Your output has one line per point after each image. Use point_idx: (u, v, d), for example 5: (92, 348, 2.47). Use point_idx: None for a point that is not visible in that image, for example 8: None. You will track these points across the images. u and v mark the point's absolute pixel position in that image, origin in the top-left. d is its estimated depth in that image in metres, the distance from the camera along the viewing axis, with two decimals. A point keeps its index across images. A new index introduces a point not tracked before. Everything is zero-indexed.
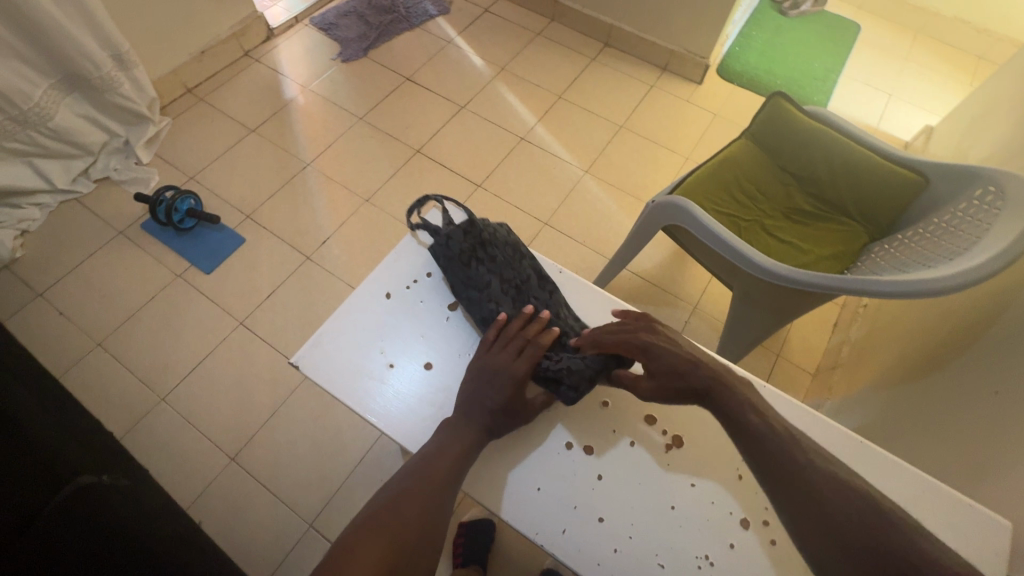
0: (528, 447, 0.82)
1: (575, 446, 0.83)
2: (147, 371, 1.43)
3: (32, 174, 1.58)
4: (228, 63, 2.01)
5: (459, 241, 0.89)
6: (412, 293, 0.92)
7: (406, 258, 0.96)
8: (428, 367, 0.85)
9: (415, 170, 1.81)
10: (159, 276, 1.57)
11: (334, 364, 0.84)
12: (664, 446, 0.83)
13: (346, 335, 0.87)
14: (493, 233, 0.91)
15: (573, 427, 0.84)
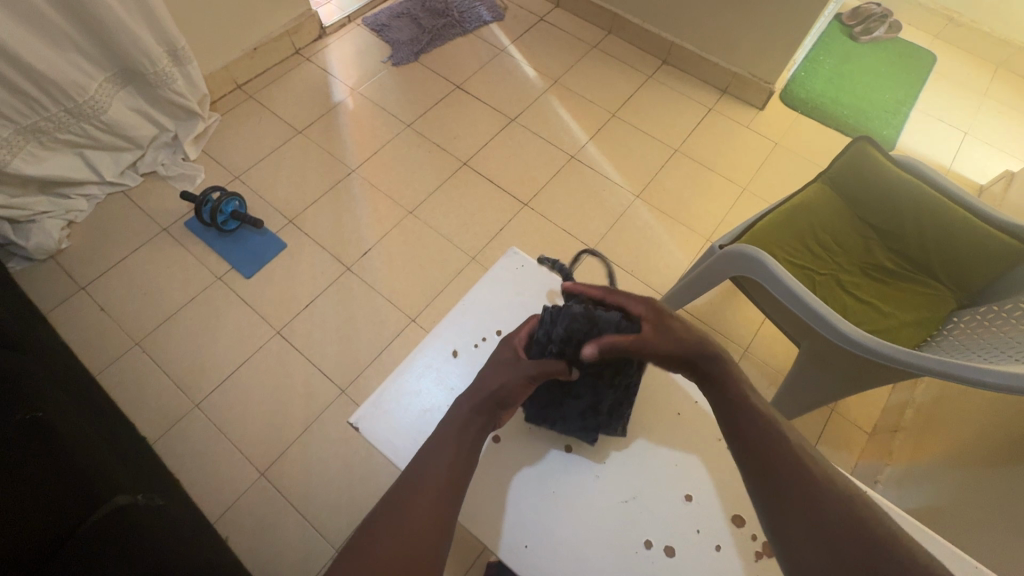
0: (601, 539, 0.79)
1: (655, 545, 0.79)
2: (183, 374, 1.41)
3: (83, 165, 1.58)
4: (279, 60, 1.99)
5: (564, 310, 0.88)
6: (480, 353, 0.93)
7: (473, 313, 0.96)
8: (496, 440, 0.85)
9: (461, 184, 1.76)
10: (199, 277, 1.56)
11: (398, 427, 0.85)
12: (754, 553, 0.79)
13: (409, 397, 0.88)
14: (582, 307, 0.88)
15: (653, 524, 0.80)
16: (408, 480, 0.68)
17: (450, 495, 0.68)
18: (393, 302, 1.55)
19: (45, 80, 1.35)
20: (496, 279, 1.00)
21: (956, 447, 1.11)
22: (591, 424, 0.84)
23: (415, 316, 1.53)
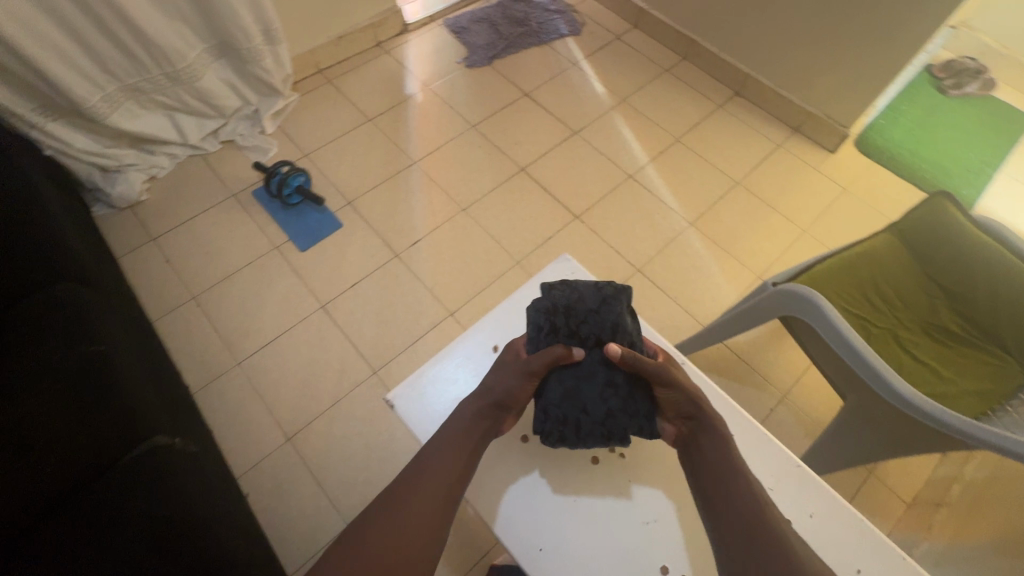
0: (612, 556, 0.78)
1: (670, 572, 0.77)
2: (230, 333, 1.49)
3: (170, 127, 1.69)
4: (360, 51, 2.08)
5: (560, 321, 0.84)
6: None
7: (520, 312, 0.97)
8: (524, 440, 0.85)
9: (515, 188, 1.78)
10: (257, 244, 1.64)
11: (432, 411, 0.86)
12: None
13: (446, 383, 0.90)
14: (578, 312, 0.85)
15: (672, 552, 0.78)
16: (393, 499, 0.69)
17: (440, 516, 0.68)
18: (434, 294, 1.59)
19: (151, 44, 1.46)
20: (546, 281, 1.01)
21: (1005, 535, 1.03)
22: (615, 427, 0.80)
23: (454, 310, 1.56)
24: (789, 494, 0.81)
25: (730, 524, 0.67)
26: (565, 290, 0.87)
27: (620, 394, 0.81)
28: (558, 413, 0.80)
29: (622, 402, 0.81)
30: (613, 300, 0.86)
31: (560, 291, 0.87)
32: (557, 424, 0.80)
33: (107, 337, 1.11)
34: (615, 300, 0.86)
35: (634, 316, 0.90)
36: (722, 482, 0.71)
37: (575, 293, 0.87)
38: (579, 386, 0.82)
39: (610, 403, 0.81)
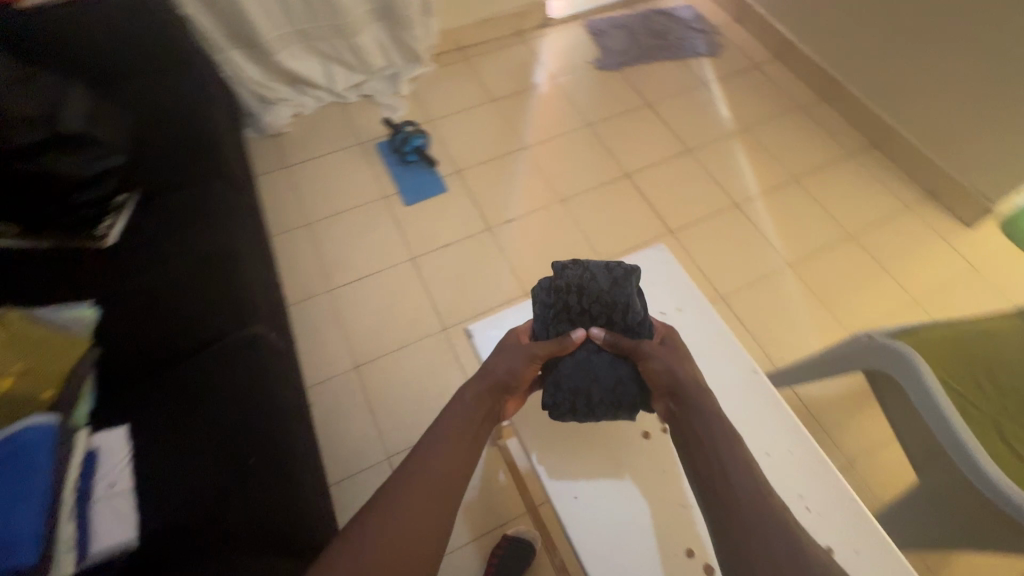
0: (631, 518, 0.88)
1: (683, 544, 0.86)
2: (329, 262, 1.64)
3: (323, 74, 1.89)
4: (501, 36, 2.19)
5: (571, 300, 0.93)
6: None
7: None
8: None
9: (615, 192, 1.80)
10: (369, 190, 1.78)
11: None
12: None
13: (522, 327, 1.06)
14: (591, 292, 0.93)
15: (687, 527, 0.87)
16: (390, 493, 0.72)
17: (447, 503, 0.72)
18: (514, 272, 1.64)
19: None
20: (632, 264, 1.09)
21: None
22: (625, 400, 0.90)
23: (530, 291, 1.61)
24: (823, 518, 0.83)
25: (717, 493, 0.71)
26: (577, 270, 0.94)
27: (622, 369, 0.91)
28: (569, 385, 0.90)
29: (625, 376, 0.90)
30: (623, 281, 0.93)
31: (572, 271, 0.94)
32: (568, 395, 0.90)
33: (236, 233, 1.28)
34: (624, 282, 0.93)
35: (643, 292, 0.97)
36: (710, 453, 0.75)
37: (587, 273, 0.94)
38: (586, 360, 0.91)
39: (615, 378, 0.90)
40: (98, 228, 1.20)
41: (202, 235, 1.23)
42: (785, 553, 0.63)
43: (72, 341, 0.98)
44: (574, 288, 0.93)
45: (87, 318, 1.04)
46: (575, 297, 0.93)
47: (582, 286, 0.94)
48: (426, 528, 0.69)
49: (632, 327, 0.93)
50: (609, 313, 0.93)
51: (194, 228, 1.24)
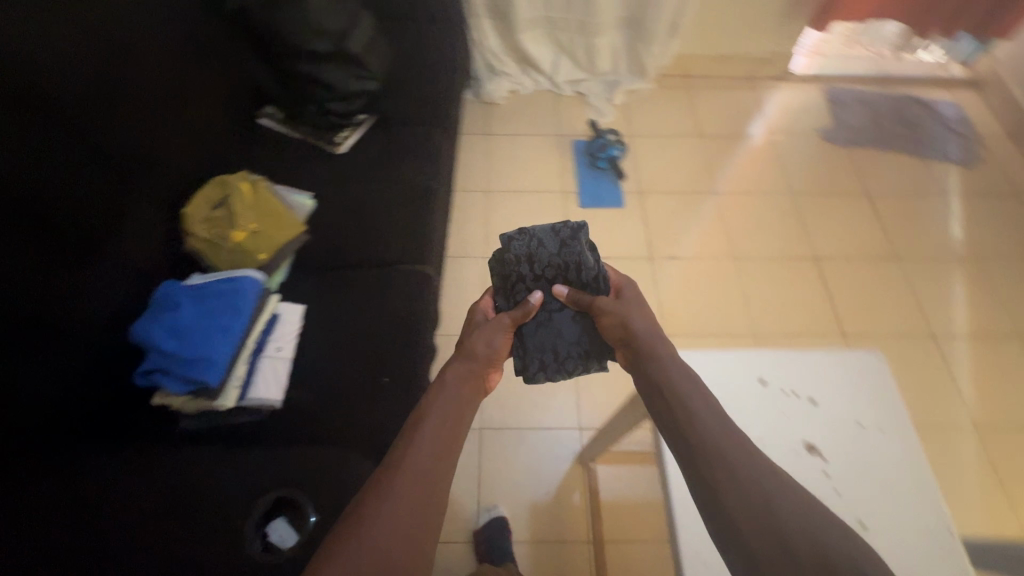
0: None
1: None
2: (493, 233, 1.71)
3: (551, 61, 1.97)
4: (731, 75, 2.10)
5: (529, 270, 0.97)
6: (781, 402, 0.84)
7: (798, 368, 0.88)
8: None
9: (796, 270, 1.66)
10: (551, 180, 1.81)
11: None
12: None
13: (708, 382, 0.86)
14: (543, 257, 0.97)
15: None
16: (380, 478, 0.68)
17: (439, 484, 0.69)
18: (661, 309, 1.57)
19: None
20: (843, 361, 0.89)
21: None
22: (586, 352, 0.96)
23: (669, 334, 1.52)
24: None
25: (678, 427, 0.70)
26: (524, 240, 0.98)
27: (582, 325, 0.96)
28: (535, 344, 0.96)
29: (584, 327, 0.96)
30: (572, 246, 0.98)
31: (518, 241, 0.98)
32: (536, 355, 0.95)
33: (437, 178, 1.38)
34: (572, 244, 0.98)
35: (595, 247, 1.01)
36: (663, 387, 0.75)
37: (534, 240, 0.98)
38: (550, 319, 0.96)
39: (578, 336, 0.96)
40: (334, 138, 1.38)
41: (411, 170, 1.35)
42: (751, 480, 0.61)
43: (292, 218, 1.14)
44: (529, 256, 0.97)
45: (304, 206, 1.22)
46: (532, 264, 0.97)
47: (533, 252, 0.98)
48: (420, 495, 0.67)
49: (580, 282, 0.96)
50: (562, 273, 0.97)
51: (408, 163, 1.37)
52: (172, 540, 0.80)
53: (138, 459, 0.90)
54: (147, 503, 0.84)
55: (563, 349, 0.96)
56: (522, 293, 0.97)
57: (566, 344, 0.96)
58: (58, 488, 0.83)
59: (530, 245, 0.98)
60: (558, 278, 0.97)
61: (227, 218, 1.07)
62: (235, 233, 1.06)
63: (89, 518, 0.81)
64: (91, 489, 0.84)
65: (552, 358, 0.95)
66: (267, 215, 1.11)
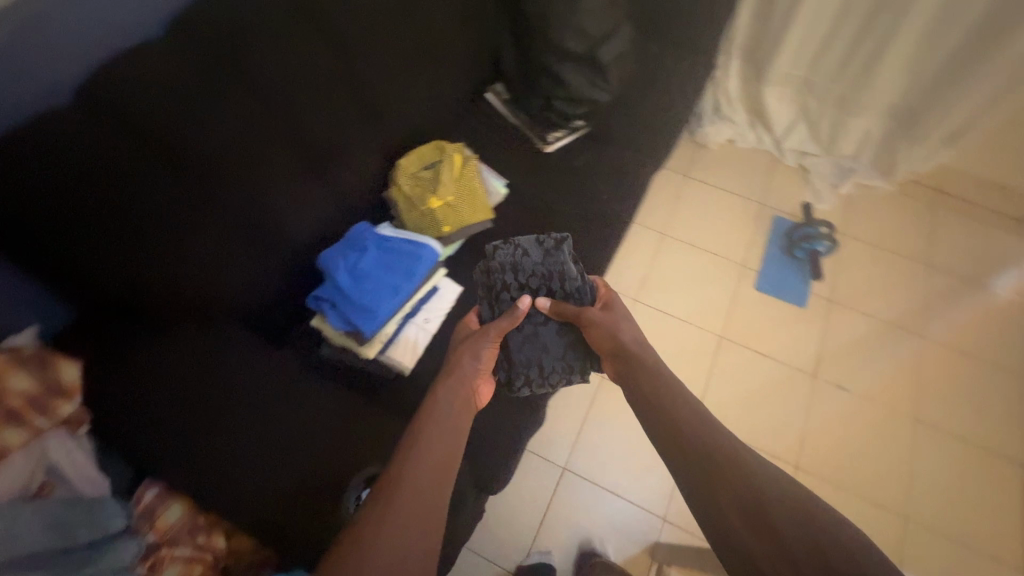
0: None
1: None
2: (651, 276, 1.58)
3: (787, 123, 1.76)
4: (996, 208, 1.74)
5: (515, 284, 0.98)
6: None
7: None
8: None
9: (990, 466, 1.35)
10: (735, 247, 1.64)
11: None
12: None
13: None
14: (530, 267, 0.98)
15: None
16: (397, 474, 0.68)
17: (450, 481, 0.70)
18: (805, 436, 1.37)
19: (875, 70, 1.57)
20: None
21: None
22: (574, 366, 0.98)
23: (804, 468, 1.33)
24: None
25: (666, 431, 0.74)
26: (509, 249, 1.00)
27: (567, 336, 0.98)
28: (522, 358, 0.96)
29: (570, 339, 0.98)
30: (556, 258, 0.99)
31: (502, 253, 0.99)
32: (524, 369, 0.96)
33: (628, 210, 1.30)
34: (556, 255, 0.99)
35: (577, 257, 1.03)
36: (652, 398, 0.79)
37: (519, 249, 1.00)
38: (536, 334, 0.97)
39: (564, 349, 0.98)
40: (546, 135, 1.36)
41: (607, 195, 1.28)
42: (751, 481, 0.67)
43: (483, 200, 1.15)
44: (514, 266, 0.99)
45: (498, 191, 1.22)
46: (516, 276, 0.98)
47: (519, 261, 0.99)
48: (434, 492, 0.68)
49: (564, 292, 0.98)
50: (548, 285, 0.98)
51: (606, 184, 1.31)
52: (275, 495, 0.80)
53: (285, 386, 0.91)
54: (264, 441, 0.83)
55: (552, 365, 0.97)
56: (505, 305, 0.97)
57: (551, 354, 0.97)
58: (199, 397, 0.84)
59: (515, 253, 0.99)
60: (543, 291, 0.98)
61: (428, 181, 1.11)
62: (429, 199, 1.09)
63: (216, 423, 0.83)
64: (228, 392, 0.85)
65: (540, 374, 0.96)
66: (463, 190, 1.13)
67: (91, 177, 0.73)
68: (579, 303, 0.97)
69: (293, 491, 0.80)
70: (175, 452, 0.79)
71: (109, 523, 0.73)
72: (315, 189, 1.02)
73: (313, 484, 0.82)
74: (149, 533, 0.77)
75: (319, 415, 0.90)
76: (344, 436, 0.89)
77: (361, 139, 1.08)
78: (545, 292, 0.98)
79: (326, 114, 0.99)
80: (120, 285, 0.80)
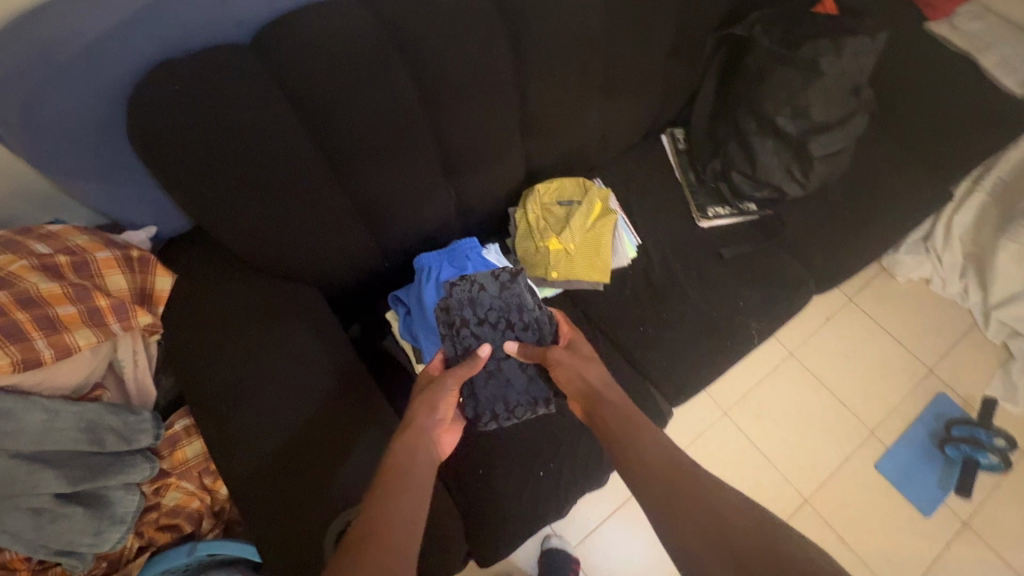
0: None
1: None
2: (757, 397, 1.36)
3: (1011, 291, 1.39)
4: None
5: (472, 322, 0.90)
6: None
7: None
8: None
9: None
10: (872, 407, 1.36)
11: None
12: None
13: None
14: (489, 303, 0.91)
15: None
16: (365, 528, 0.59)
17: (414, 540, 0.60)
18: None
19: None
20: None
21: None
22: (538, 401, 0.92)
23: None
24: None
25: (627, 451, 0.68)
26: (465, 287, 0.92)
27: (529, 371, 0.92)
28: (486, 397, 0.90)
29: (533, 372, 0.93)
30: (511, 290, 0.93)
31: (459, 288, 0.91)
32: (489, 407, 0.89)
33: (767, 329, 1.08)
34: (512, 288, 0.93)
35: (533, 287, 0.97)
36: (624, 430, 0.70)
37: (475, 286, 0.92)
38: (499, 368, 0.91)
39: (528, 383, 0.92)
40: (707, 207, 1.17)
41: (751, 300, 1.09)
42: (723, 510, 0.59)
43: (606, 261, 1.02)
44: (472, 300, 0.91)
45: (626, 255, 1.08)
46: (473, 313, 0.90)
47: (475, 295, 0.92)
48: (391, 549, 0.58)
49: (526, 323, 0.91)
50: (507, 320, 0.91)
51: (751, 288, 1.10)
52: (273, 509, 0.75)
53: (324, 386, 0.84)
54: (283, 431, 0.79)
55: (513, 403, 0.91)
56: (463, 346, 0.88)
57: (514, 389, 0.92)
58: (243, 357, 0.83)
59: (471, 289, 0.92)
60: (502, 326, 0.91)
61: (557, 219, 1.02)
62: (551, 237, 0.99)
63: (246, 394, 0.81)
64: (266, 363, 0.83)
65: (501, 412, 0.90)
66: (589, 242, 1.02)
67: (217, 111, 0.71)
68: (534, 334, 0.91)
69: (286, 503, 0.75)
70: (215, 414, 0.80)
71: (138, 437, 0.76)
72: (432, 184, 0.95)
73: (305, 506, 0.75)
74: (164, 460, 0.81)
75: (342, 431, 0.81)
76: (358, 470, 0.78)
77: (501, 150, 1.00)
78: (505, 325, 0.91)
79: (472, 113, 0.91)
80: (216, 221, 0.79)
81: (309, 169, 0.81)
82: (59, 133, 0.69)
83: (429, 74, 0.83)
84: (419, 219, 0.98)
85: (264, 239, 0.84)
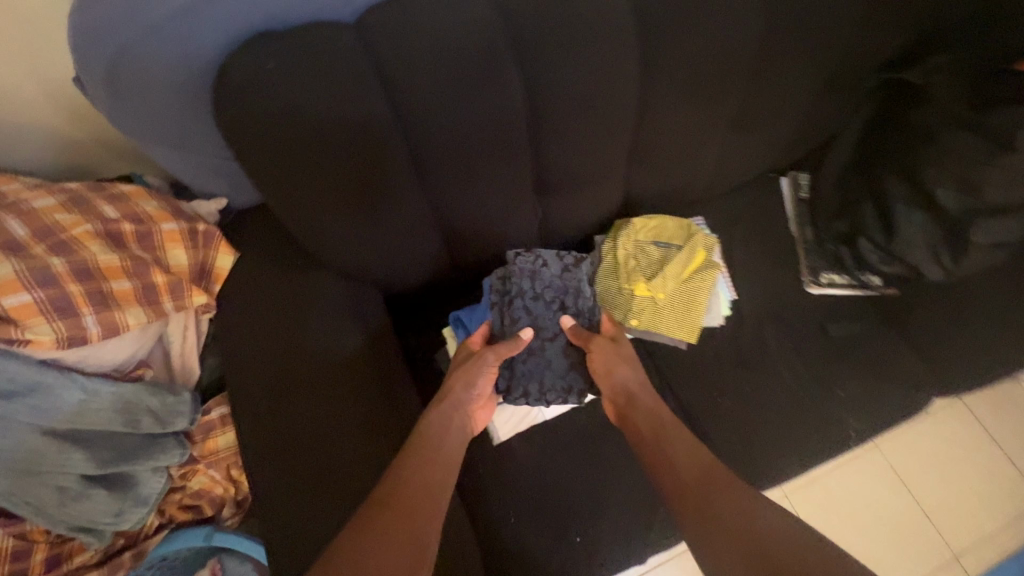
0: None
1: None
2: (828, 487, 1.20)
3: None
4: None
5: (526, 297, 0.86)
6: None
7: None
8: None
9: None
10: (963, 525, 1.18)
11: None
12: None
13: None
14: (549, 279, 0.87)
15: None
16: (381, 498, 0.60)
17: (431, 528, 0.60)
18: None
19: None
20: None
21: None
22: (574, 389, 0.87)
23: None
24: None
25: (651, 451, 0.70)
26: (530, 257, 0.86)
27: (572, 358, 0.87)
28: (523, 375, 0.85)
29: (576, 359, 0.87)
30: (571, 272, 0.87)
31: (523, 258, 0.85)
32: (523, 384, 0.85)
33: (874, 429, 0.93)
34: (574, 271, 0.88)
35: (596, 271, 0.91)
36: (650, 439, 0.71)
37: (540, 258, 0.87)
38: (542, 349, 0.86)
39: (568, 371, 0.87)
40: (820, 271, 1.02)
41: (853, 392, 0.94)
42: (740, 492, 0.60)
43: (697, 320, 0.89)
44: (532, 274, 0.86)
45: (720, 314, 0.94)
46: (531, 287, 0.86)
47: (538, 269, 0.86)
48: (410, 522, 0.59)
49: (579, 308, 0.87)
50: (563, 300, 0.87)
51: (861, 377, 0.95)
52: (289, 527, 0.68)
53: (360, 395, 0.77)
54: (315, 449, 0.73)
55: (547, 386, 0.86)
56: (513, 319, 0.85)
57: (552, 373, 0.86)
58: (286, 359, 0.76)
59: (534, 262, 0.87)
60: (555, 307, 0.87)
61: (649, 262, 0.91)
62: (638, 281, 0.89)
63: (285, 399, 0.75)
64: (309, 372, 0.76)
65: (533, 394, 0.86)
66: (682, 295, 0.90)
67: (300, 90, 0.62)
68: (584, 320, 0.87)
69: (305, 493, 0.70)
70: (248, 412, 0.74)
71: (176, 420, 0.73)
72: (519, 197, 0.83)
73: (327, 492, 0.70)
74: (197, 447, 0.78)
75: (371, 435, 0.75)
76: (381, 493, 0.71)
77: (605, 174, 0.87)
78: (558, 307, 0.87)
79: (579, 129, 0.77)
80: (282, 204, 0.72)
81: (387, 167, 0.71)
82: (143, 93, 0.63)
83: (538, 82, 0.70)
84: (495, 231, 0.88)
85: (326, 232, 0.76)
